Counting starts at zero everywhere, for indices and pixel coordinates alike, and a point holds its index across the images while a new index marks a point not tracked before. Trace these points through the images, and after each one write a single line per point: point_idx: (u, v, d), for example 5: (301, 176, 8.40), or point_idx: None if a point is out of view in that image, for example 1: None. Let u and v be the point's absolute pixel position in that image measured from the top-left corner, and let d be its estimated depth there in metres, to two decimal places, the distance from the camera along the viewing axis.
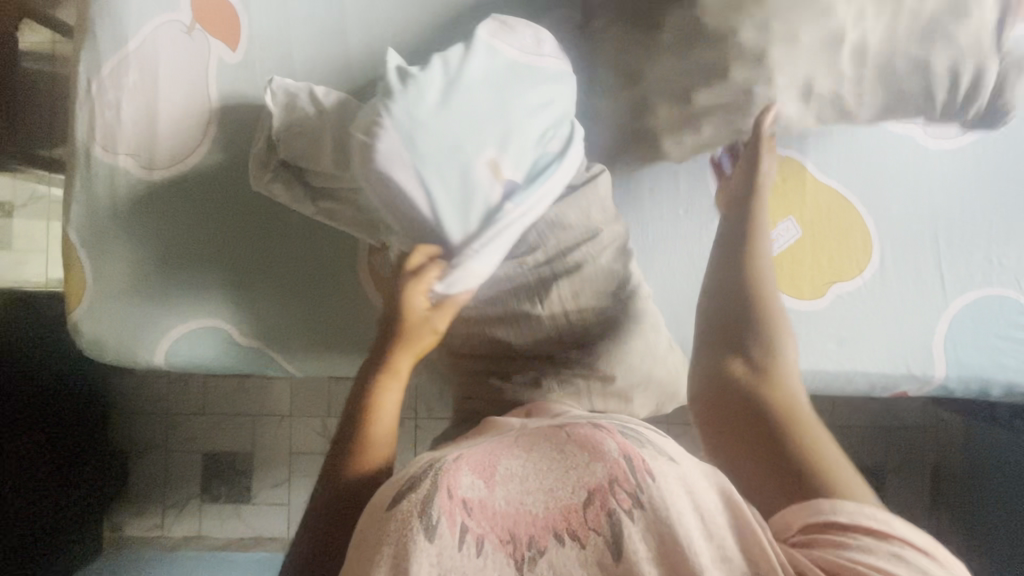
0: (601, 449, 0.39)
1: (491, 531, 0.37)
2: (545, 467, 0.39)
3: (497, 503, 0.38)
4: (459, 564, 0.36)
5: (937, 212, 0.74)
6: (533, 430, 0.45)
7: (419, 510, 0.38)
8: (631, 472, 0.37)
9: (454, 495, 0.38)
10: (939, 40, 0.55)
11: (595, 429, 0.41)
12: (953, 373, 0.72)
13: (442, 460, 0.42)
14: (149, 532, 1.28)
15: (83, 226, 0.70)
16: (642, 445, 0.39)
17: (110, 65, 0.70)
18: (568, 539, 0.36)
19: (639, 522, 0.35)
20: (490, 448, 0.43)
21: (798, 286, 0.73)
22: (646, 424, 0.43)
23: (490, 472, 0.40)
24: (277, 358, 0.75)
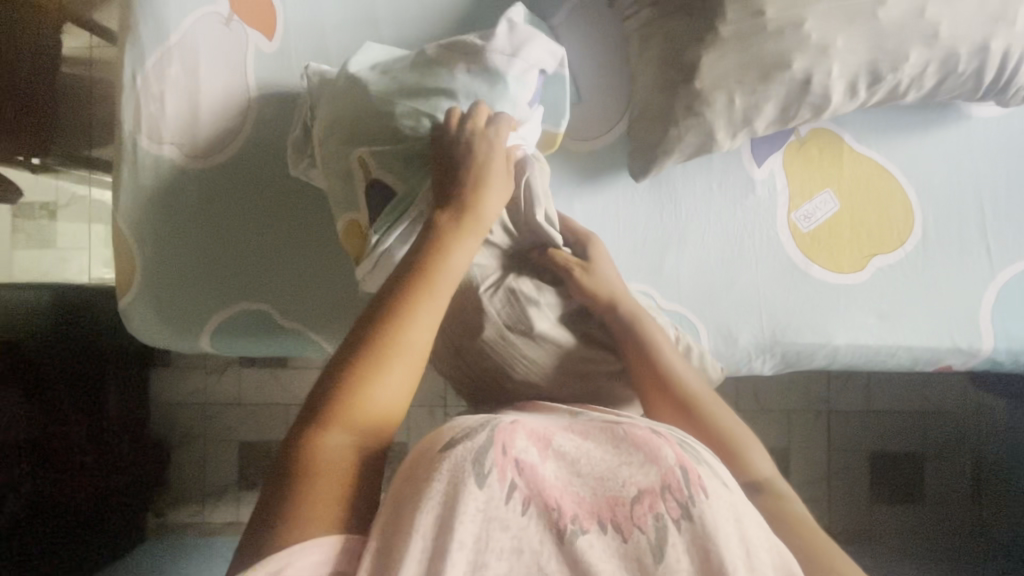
0: (657, 453, 0.40)
1: (538, 496, 0.39)
2: (600, 456, 0.41)
3: (547, 474, 0.40)
4: (503, 515, 0.38)
5: (982, 182, 0.72)
6: (585, 419, 0.47)
7: (472, 459, 0.38)
8: (684, 484, 0.39)
9: (508, 454, 0.39)
10: (975, 26, 0.60)
11: (654, 434, 0.43)
12: (1002, 345, 0.70)
13: (497, 417, 0.42)
14: (192, 519, 1.30)
15: (131, 214, 0.72)
16: (698, 461, 0.41)
17: (153, 56, 0.72)
18: (611, 528, 0.38)
19: (683, 532, 0.38)
20: (545, 424, 0.44)
21: (835, 262, 0.72)
22: (702, 445, 0.45)
23: (544, 445, 0.41)
24: (315, 340, 0.77)
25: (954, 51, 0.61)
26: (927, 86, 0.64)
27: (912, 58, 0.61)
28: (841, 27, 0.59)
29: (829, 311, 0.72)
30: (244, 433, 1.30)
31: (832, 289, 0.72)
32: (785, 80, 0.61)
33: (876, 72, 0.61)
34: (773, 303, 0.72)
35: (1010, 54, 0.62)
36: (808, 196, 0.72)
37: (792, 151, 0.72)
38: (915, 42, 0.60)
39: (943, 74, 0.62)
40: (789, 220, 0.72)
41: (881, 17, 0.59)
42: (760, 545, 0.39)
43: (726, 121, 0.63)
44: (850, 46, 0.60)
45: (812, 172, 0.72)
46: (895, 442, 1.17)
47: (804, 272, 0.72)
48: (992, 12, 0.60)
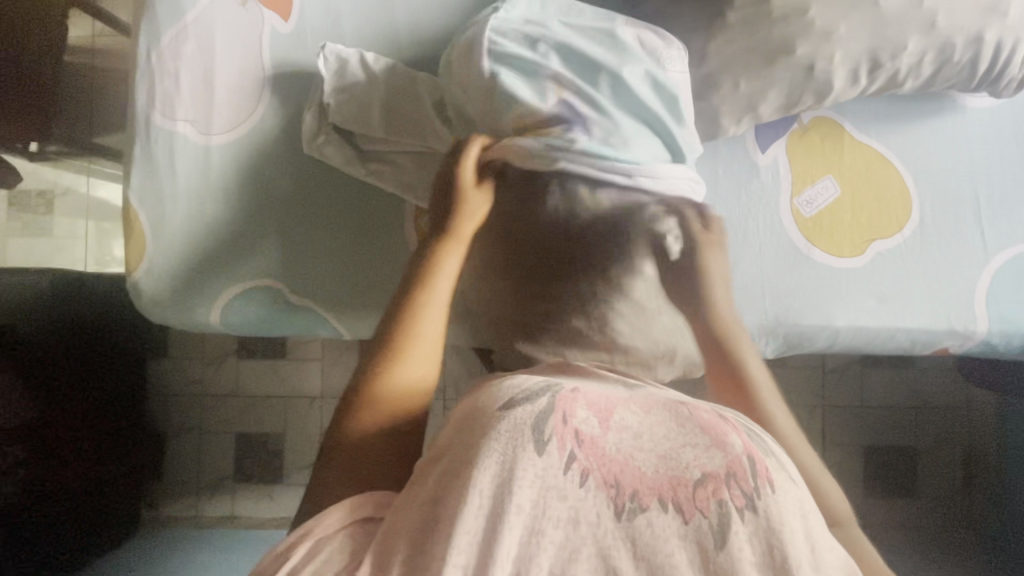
0: (725, 439, 0.40)
1: (598, 468, 0.39)
2: (662, 434, 0.41)
3: (608, 447, 0.40)
4: (561, 484, 0.39)
5: (975, 172, 0.74)
6: (646, 392, 0.46)
7: (532, 423, 0.41)
8: (750, 474, 0.39)
9: (568, 423, 0.41)
10: (972, 19, 0.63)
11: (720, 420, 0.42)
12: (996, 328, 0.73)
13: (558, 384, 0.44)
14: (185, 513, 1.22)
15: (143, 190, 0.73)
16: (765, 453, 0.41)
17: (168, 35, 0.73)
18: (672, 508, 0.38)
19: (746, 525, 0.37)
20: (606, 394, 0.44)
21: (835, 246, 0.74)
22: (767, 432, 0.44)
23: (607, 416, 0.42)
24: (327, 317, 0.78)
25: (951, 41, 0.63)
26: (924, 74, 0.66)
27: (910, 46, 0.63)
28: (844, 16, 0.62)
29: (831, 294, 0.74)
30: (241, 425, 1.27)
31: (833, 272, 0.74)
32: (789, 66, 0.63)
33: (875, 60, 0.64)
34: (777, 285, 0.73)
35: (1002, 44, 0.64)
36: (810, 182, 0.74)
37: (794, 138, 0.74)
38: (913, 30, 0.62)
39: (940, 62, 0.65)
40: (792, 205, 0.74)
41: (882, 5, 0.61)
42: (825, 544, 0.38)
43: (730, 106, 0.65)
44: (852, 29, 0.62)
45: (813, 159, 0.74)
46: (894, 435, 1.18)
47: (806, 254, 0.74)
48: (986, 2, 0.62)
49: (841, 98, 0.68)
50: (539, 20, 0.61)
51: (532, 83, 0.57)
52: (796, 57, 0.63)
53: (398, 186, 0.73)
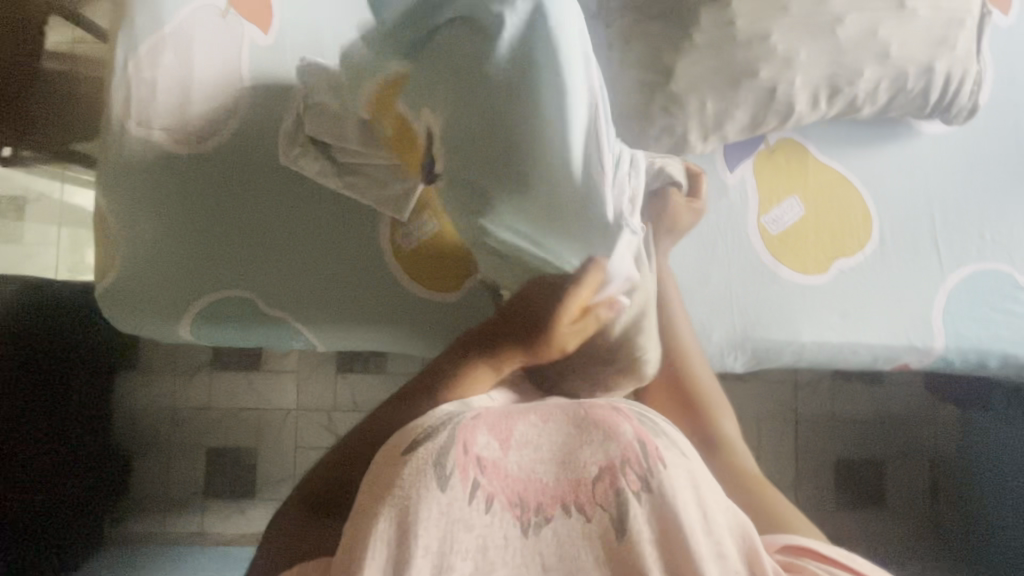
0: (617, 430, 0.43)
1: (502, 490, 0.41)
2: (561, 442, 0.43)
3: (510, 466, 0.42)
4: (467, 516, 0.39)
5: (931, 194, 0.78)
6: (550, 402, 0.48)
7: (432, 461, 0.40)
8: (642, 456, 0.42)
9: (470, 453, 0.41)
10: (926, 50, 0.66)
11: (612, 411, 0.45)
12: (953, 344, 0.75)
13: (460, 413, 0.44)
14: (153, 529, 1.21)
15: (116, 198, 0.72)
16: (656, 434, 0.44)
17: (147, 43, 0.73)
18: (574, 509, 0.41)
19: (643, 505, 0.41)
20: (507, 411, 0.46)
21: (802, 263, 0.76)
22: (659, 415, 0.47)
23: (507, 436, 0.43)
24: (298, 328, 0.77)
25: (904, 70, 0.67)
26: (880, 100, 0.70)
27: (866, 75, 0.66)
28: (805, 44, 0.64)
29: (796, 309, 0.76)
30: (213, 438, 1.25)
31: (799, 289, 0.76)
32: (752, 87, 0.65)
33: (835, 85, 0.67)
34: (744, 303, 0.76)
35: (952, 75, 0.68)
36: (775, 202, 0.77)
37: (761, 159, 0.77)
38: (869, 58, 0.65)
39: (895, 89, 0.68)
40: (759, 223, 0.76)
41: (840, 35, 0.64)
42: (718, 512, 0.42)
43: (698, 125, 0.67)
44: (813, 57, 0.64)
45: (778, 179, 0.77)
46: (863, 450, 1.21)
47: (773, 271, 0.76)
48: (937, 35, 0.66)
49: (802, 119, 0.71)
50: None
51: None
52: (753, 86, 0.65)
53: (374, 201, 0.74)
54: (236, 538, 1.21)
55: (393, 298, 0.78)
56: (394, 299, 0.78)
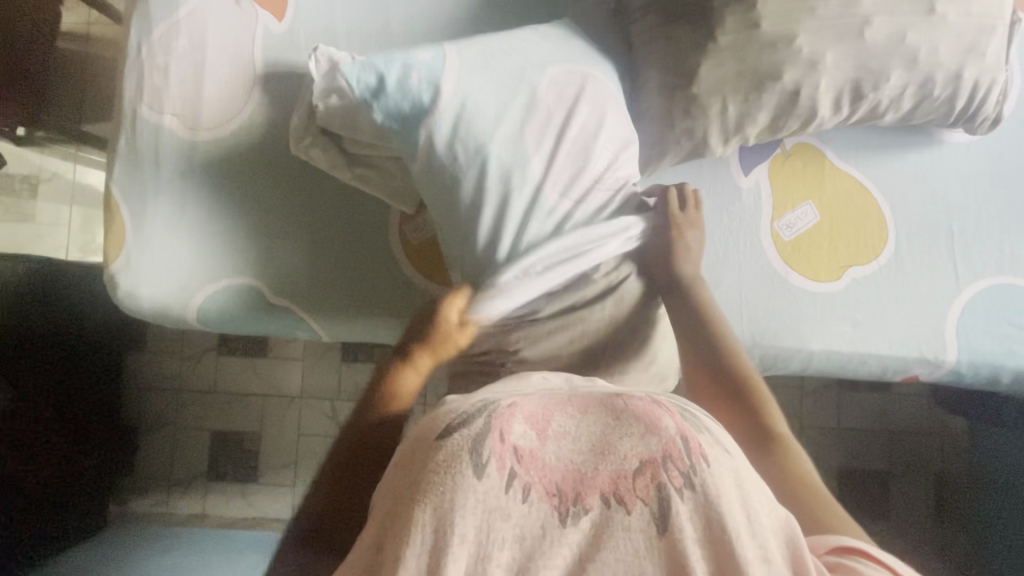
0: (658, 425, 0.41)
1: (539, 481, 0.38)
2: (600, 432, 0.41)
3: (547, 456, 0.39)
4: (504, 505, 0.37)
5: (950, 204, 0.76)
6: (582, 393, 0.47)
7: (469, 447, 0.38)
8: (685, 453, 0.39)
9: (506, 441, 0.39)
10: (956, 56, 0.64)
11: (653, 407, 0.43)
12: (966, 359, 0.74)
13: (494, 404, 0.43)
14: (153, 509, 1.23)
15: (126, 183, 0.72)
16: (698, 430, 0.42)
17: (161, 27, 0.73)
18: (615, 501, 0.38)
19: (687, 502, 0.38)
20: (542, 403, 0.44)
21: (815, 270, 0.75)
22: (703, 412, 0.46)
23: (543, 427, 0.41)
24: (305, 318, 0.77)
25: (931, 77, 0.65)
26: (904, 108, 0.68)
27: (892, 79, 0.65)
28: (831, 47, 0.63)
29: (807, 317, 0.75)
30: (217, 421, 1.25)
31: (808, 296, 0.75)
32: (775, 91, 0.64)
33: (858, 89, 0.65)
34: (754, 306, 0.74)
35: (979, 85, 0.66)
36: (791, 206, 0.75)
37: (777, 163, 0.76)
38: (897, 63, 0.64)
39: (920, 96, 0.67)
40: (772, 228, 0.75)
41: (868, 37, 0.63)
42: (762, 512, 0.40)
43: (720, 129, 0.67)
44: (838, 60, 0.63)
45: (795, 184, 0.75)
46: (866, 460, 1.23)
47: (784, 278, 0.75)
48: (967, 42, 0.64)
49: (823, 125, 0.69)
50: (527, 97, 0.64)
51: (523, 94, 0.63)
52: (772, 90, 0.64)
53: (386, 193, 0.74)
54: (242, 521, 1.24)
55: (399, 294, 0.77)
56: (401, 294, 0.77)
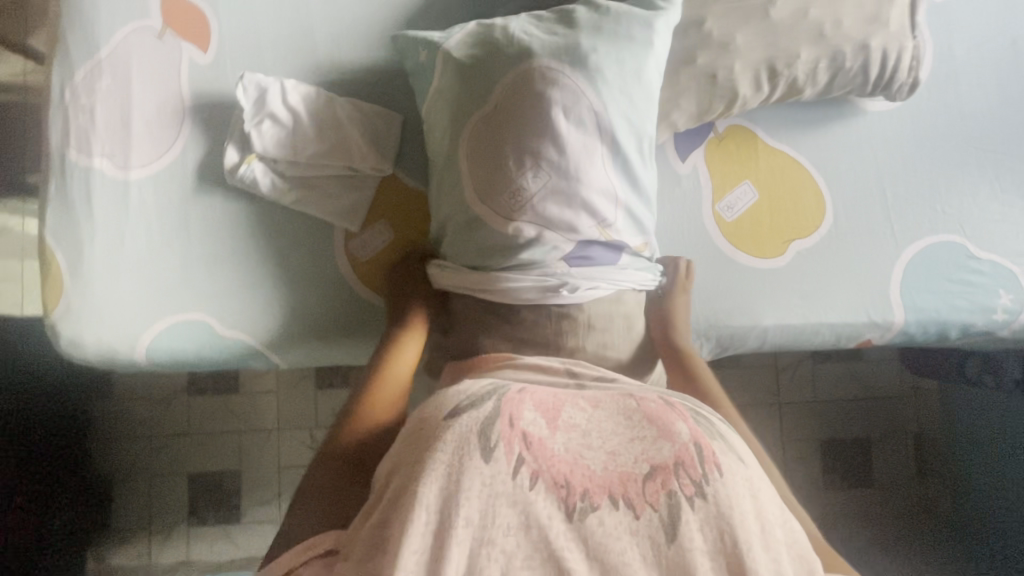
0: (672, 429, 0.44)
1: (547, 469, 0.41)
2: (612, 429, 0.44)
3: (557, 446, 0.43)
4: (510, 492, 0.40)
5: (881, 168, 0.79)
6: (599, 390, 0.50)
7: (478, 432, 0.42)
8: (699, 461, 0.42)
9: (515, 426, 0.43)
10: (862, 28, 0.67)
11: (666, 409, 0.46)
12: (911, 318, 0.76)
13: (507, 388, 0.47)
14: (134, 563, 1.19)
15: (59, 231, 0.71)
16: (712, 437, 0.45)
17: (84, 69, 0.72)
18: (623, 503, 0.41)
19: (697, 511, 0.40)
20: (555, 392, 0.47)
21: (760, 245, 0.76)
22: (715, 419, 0.48)
23: (555, 416, 0.44)
24: (259, 348, 0.75)
25: (841, 49, 0.67)
26: (822, 80, 0.70)
27: (803, 55, 0.67)
28: (739, 30, 0.66)
29: (757, 294, 0.75)
30: (193, 464, 1.22)
31: (756, 275, 0.76)
32: (693, 74, 0.66)
33: (773, 68, 0.67)
34: (703, 287, 0.75)
35: (889, 50, 0.69)
36: (729, 187, 0.77)
37: (711, 147, 0.77)
38: (806, 39, 0.66)
39: (834, 69, 0.69)
40: (713, 210, 0.76)
41: (773, 18, 0.66)
42: (772, 520, 0.42)
43: None
44: (749, 40, 0.66)
45: (731, 165, 0.77)
46: (846, 429, 1.25)
47: (729, 257, 0.76)
48: (869, 13, 0.67)
49: (748, 105, 0.70)
50: (562, 56, 0.60)
51: (564, 60, 0.59)
52: (692, 76, 0.66)
53: (326, 214, 0.74)
54: (227, 563, 1.21)
55: (359, 314, 0.77)
56: (360, 313, 0.77)
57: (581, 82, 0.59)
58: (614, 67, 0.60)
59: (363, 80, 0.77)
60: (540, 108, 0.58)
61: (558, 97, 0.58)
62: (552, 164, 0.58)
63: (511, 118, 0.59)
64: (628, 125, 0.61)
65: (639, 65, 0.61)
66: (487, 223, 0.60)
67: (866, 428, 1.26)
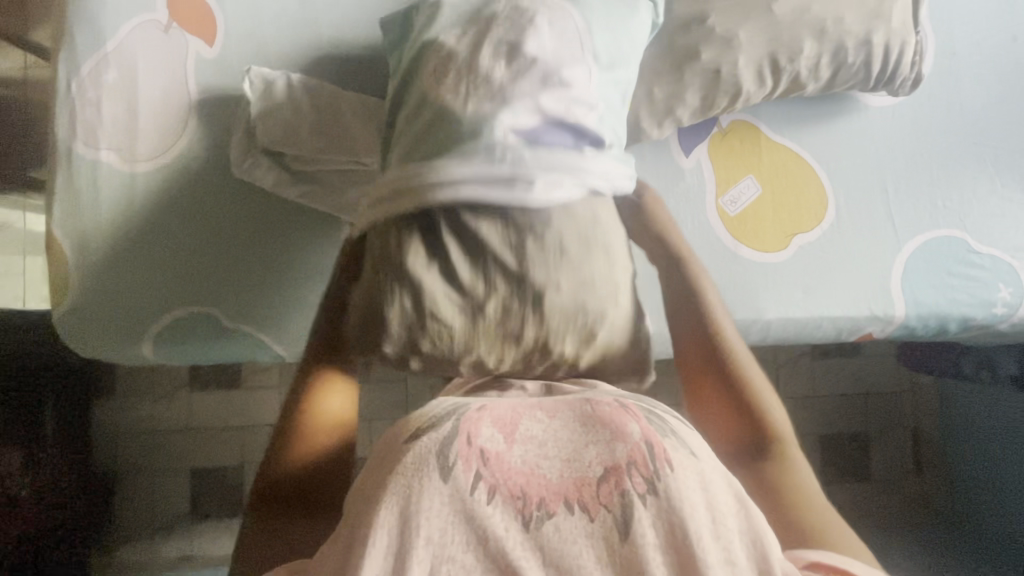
0: (624, 430, 0.41)
1: (504, 483, 0.39)
2: (565, 436, 0.41)
3: (513, 459, 0.39)
4: (468, 508, 0.38)
5: (882, 163, 0.79)
6: (557, 394, 0.46)
7: (436, 450, 0.40)
8: (649, 459, 0.40)
9: (472, 444, 0.40)
10: (864, 24, 0.68)
11: (620, 408, 0.43)
12: (912, 312, 0.76)
13: (466, 405, 0.44)
14: (140, 557, 1.19)
15: (66, 224, 0.71)
16: (664, 433, 0.42)
17: (90, 61, 0.72)
18: (578, 508, 0.38)
19: (649, 507, 0.38)
20: (513, 404, 0.44)
21: (761, 240, 0.77)
22: (672, 413, 0.45)
23: (510, 429, 0.41)
24: (263, 339, 0.76)
25: (843, 44, 0.68)
26: (823, 75, 0.70)
27: (806, 50, 0.67)
28: (742, 26, 0.66)
29: (760, 287, 0.76)
30: (195, 458, 1.22)
31: (758, 268, 0.77)
32: (696, 70, 0.66)
33: (776, 63, 0.67)
34: (706, 281, 0.76)
35: (891, 46, 0.70)
36: (732, 182, 0.77)
37: (715, 141, 0.77)
38: (808, 35, 0.67)
39: (836, 64, 0.69)
40: (715, 205, 0.77)
41: (776, 15, 0.66)
42: (729, 512, 0.40)
43: (650, 110, 0.68)
44: (751, 37, 0.66)
45: (733, 160, 0.77)
46: (844, 423, 1.26)
47: (732, 251, 0.77)
48: (871, 10, 0.68)
49: (751, 100, 0.71)
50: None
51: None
52: (695, 71, 0.67)
53: (331, 207, 0.74)
54: (229, 558, 1.21)
55: None
56: None
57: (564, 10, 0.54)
58: (600, 7, 0.57)
59: (367, 74, 0.77)
60: (518, 28, 0.52)
61: (537, 19, 0.53)
62: (532, 82, 0.50)
63: (484, 40, 0.52)
64: (610, 60, 0.56)
65: (626, 11, 0.58)
66: (453, 155, 0.49)
67: (864, 422, 1.27)
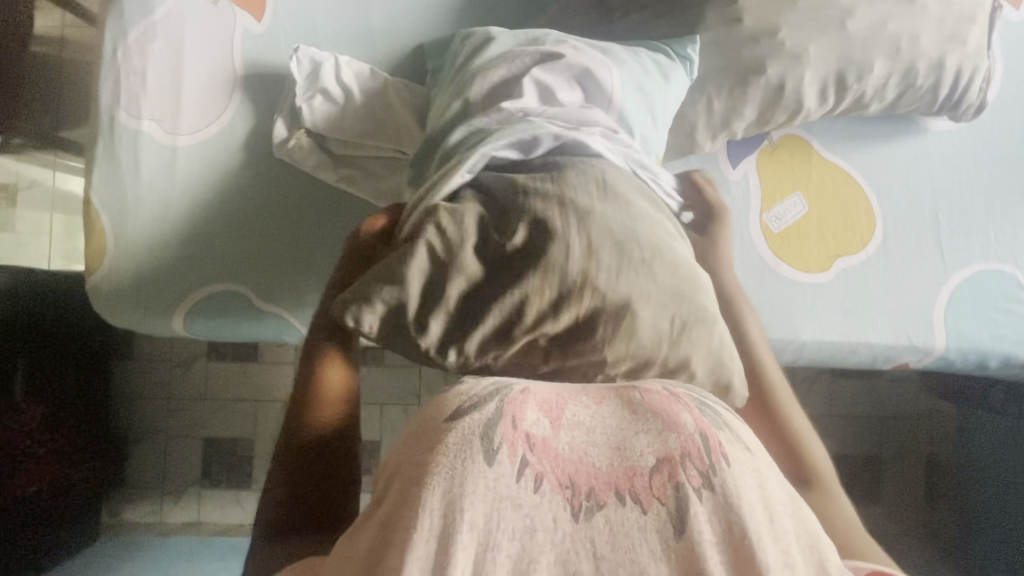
0: (678, 421, 0.38)
1: (552, 471, 0.35)
2: (614, 424, 0.37)
3: (560, 446, 0.36)
4: (514, 494, 0.34)
5: (937, 189, 0.77)
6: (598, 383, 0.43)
7: (479, 432, 0.35)
8: (705, 452, 0.37)
9: (518, 427, 0.36)
10: (939, 46, 0.65)
11: (669, 398, 0.40)
12: (954, 344, 0.74)
13: (507, 385, 0.39)
14: (149, 519, 1.22)
15: (105, 190, 0.70)
16: (719, 427, 0.39)
17: (137, 30, 0.71)
18: (630, 499, 0.35)
19: (705, 503, 0.35)
20: (556, 389, 0.40)
21: (805, 261, 0.75)
22: (721, 406, 0.43)
23: (557, 414, 0.37)
24: (289, 318, 0.75)
25: (915, 66, 0.66)
26: (889, 97, 0.68)
27: (876, 69, 0.65)
28: (813, 41, 0.64)
29: (799, 307, 0.74)
30: (208, 428, 1.23)
31: (801, 288, 0.75)
32: (761, 84, 0.64)
33: (842, 80, 0.65)
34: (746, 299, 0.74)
35: (962, 71, 0.67)
36: (779, 198, 0.75)
37: (764, 156, 0.75)
38: (880, 53, 0.64)
39: (904, 86, 0.67)
40: (761, 220, 0.75)
41: (850, 28, 0.64)
42: (785, 514, 0.38)
43: (707, 121, 0.66)
44: (821, 53, 0.64)
45: (783, 175, 0.75)
46: (857, 445, 1.25)
47: (774, 269, 0.75)
48: (948, 31, 0.66)
49: (810, 117, 0.69)
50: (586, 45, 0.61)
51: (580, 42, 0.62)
52: (755, 86, 0.65)
53: (370, 195, 0.73)
54: (238, 527, 1.23)
55: None
56: None
57: (597, 55, 0.60)
58: (631, 54, 0.61)
59: (416, 60, 0.76)
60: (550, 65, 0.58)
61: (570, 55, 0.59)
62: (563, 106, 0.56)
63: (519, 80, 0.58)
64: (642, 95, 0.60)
65: (668, 71, 0.62)
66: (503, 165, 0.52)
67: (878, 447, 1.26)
